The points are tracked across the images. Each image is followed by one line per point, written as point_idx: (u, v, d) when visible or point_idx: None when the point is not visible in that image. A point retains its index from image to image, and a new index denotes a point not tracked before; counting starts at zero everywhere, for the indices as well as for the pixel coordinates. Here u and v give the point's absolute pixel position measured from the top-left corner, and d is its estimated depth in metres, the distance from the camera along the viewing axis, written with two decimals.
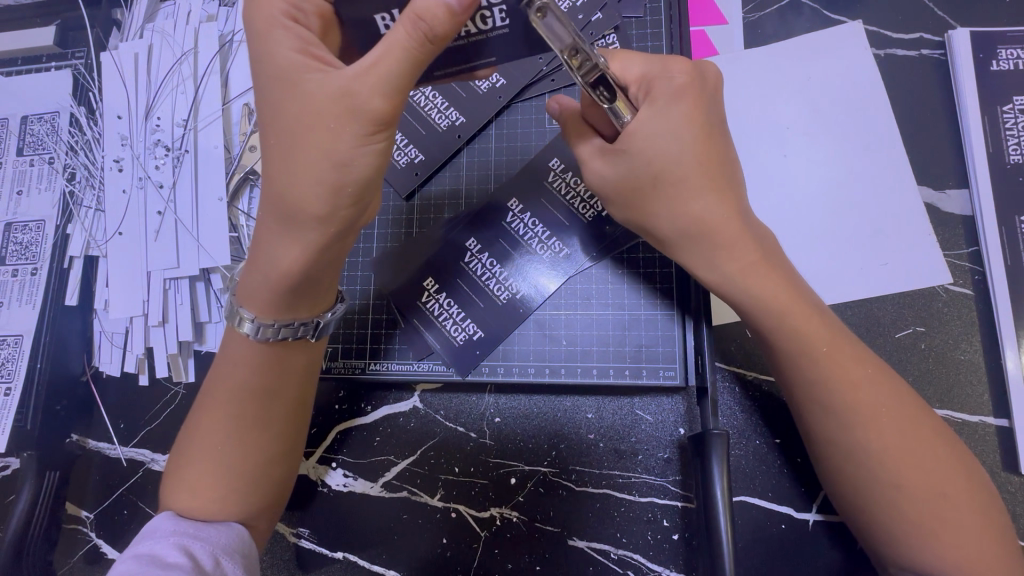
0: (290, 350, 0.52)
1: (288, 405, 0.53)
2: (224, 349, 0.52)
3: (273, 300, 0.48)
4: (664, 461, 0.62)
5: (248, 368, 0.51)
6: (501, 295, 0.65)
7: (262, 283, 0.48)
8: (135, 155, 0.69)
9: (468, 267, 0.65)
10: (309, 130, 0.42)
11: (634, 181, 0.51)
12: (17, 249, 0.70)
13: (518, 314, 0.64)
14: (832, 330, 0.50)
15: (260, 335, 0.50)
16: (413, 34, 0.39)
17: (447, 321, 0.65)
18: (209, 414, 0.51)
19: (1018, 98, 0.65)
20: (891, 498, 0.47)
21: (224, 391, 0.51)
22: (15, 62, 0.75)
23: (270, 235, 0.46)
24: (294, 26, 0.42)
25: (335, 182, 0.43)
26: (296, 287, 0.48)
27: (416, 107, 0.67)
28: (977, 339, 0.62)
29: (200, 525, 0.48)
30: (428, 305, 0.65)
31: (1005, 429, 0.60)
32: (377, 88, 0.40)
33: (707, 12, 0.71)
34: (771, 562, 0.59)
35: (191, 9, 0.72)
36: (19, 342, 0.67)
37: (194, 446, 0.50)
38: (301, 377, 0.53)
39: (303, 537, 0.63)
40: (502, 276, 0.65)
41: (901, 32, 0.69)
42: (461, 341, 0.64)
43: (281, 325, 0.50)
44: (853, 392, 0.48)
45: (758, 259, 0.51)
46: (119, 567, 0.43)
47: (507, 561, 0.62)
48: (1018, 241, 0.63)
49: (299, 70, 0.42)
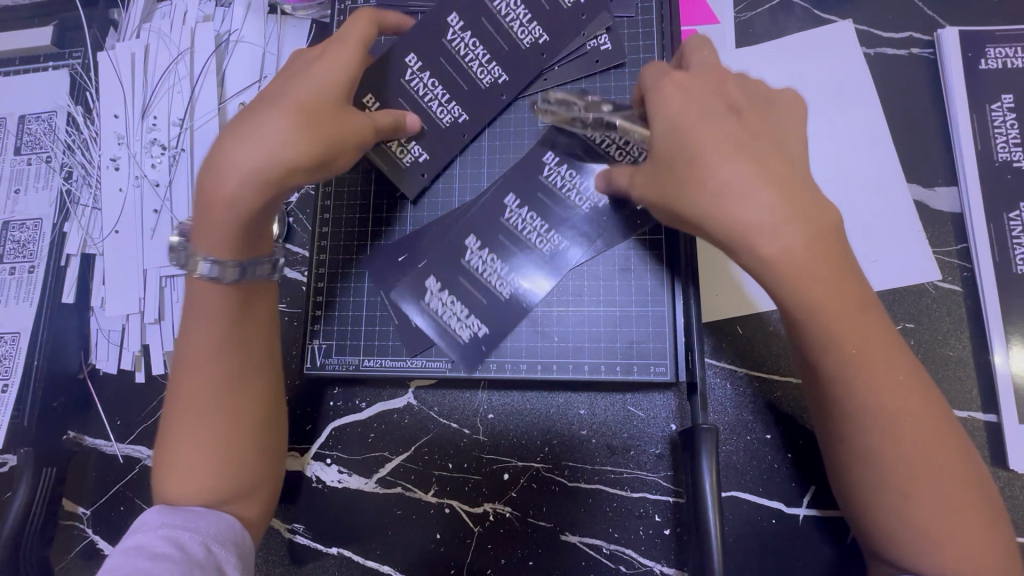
0: (254, 314, 0.52)
1: (265, 372, 0.53)
2: (190, 315, 0.51)
3: (235, 238, 0.48)
4: (656, 456, 0.62)
5: (222, 336, 0.50)
6: (505, 290, 0.63)
7: (224, 223, 0.47)
8: (132, 154, 0.70)
9: (470, 264, 0.63)
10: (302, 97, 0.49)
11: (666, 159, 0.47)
12: (15, 247, 0.71)
13: (519, 309, 0.63)
14: (861, 328, 0.45)
15: (226, 278, 0.49)
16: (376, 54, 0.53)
17: (450, 317, 0.63)
18: (190, 392, 0.50)
19: (1005, 96, 0.66)
20: (899, 505, 0.44)
21: (203, 364, 0.50)
22: (13, 62, 0.76)
23: (221, 166, 0.45)
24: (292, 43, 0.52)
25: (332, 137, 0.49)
26: (252, 225, 0.48)
27: (416, 99, 0.64)
28: (965, 336, 0.63)
29: (189, 515, 0.48)
30: (427, 302, 0.63)
31: (993, 424, 0.61)
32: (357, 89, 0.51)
33: (698, 12, 0.72)
34: (761, 556, 0.60)
35: (187, 9, 0.72)
36: (16, 339, 0.68)
37: (179, 428, 0.50)
38: (268, 352, 0.54)
39: (298, 533, 0.64)
40: (504, 271, 0.63)
41: (891, 31, 0.69)
42: (467, 339, 0.63)
43: (243, 265, 0.49)
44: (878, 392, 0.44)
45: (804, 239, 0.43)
46: (109, 562, 0.44)
47: (500, 556, 0.62)
48: (1006, 238, 0.63)
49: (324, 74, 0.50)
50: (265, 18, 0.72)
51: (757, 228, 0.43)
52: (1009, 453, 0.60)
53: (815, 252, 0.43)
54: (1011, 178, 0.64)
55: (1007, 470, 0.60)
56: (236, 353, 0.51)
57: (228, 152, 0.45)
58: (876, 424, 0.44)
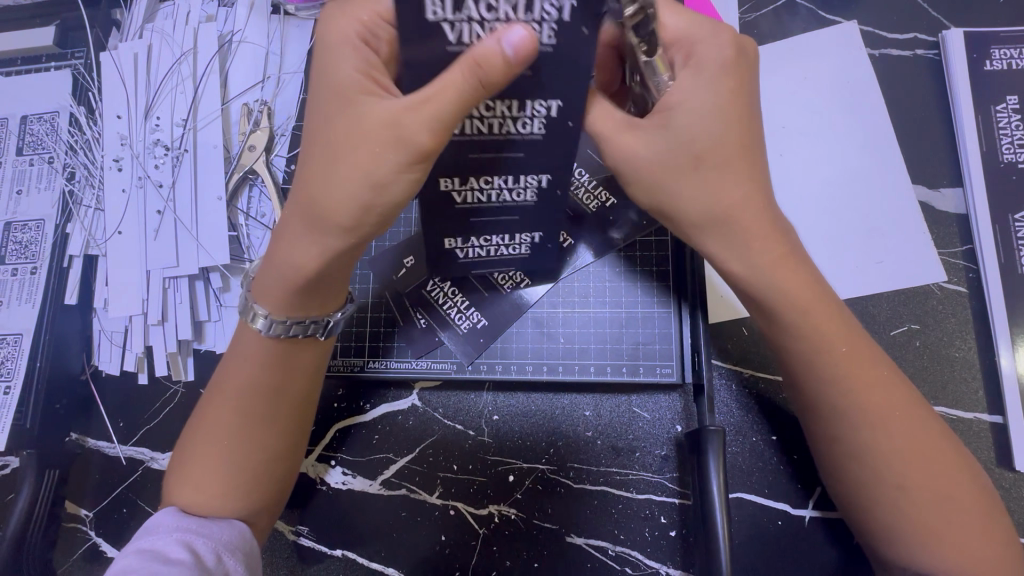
0: (299, 347, 0.52)
1: (298, 396, 0.53)
2: (235, 342, 0.52)
3: (291, 296, 0.48)
4: (661, 458, 0.62)
5: (255, 367, 0.51)
6: (530, 195, 0.46)
7: (277, 280, 0.48)
8: (135, 155, 0.70)
9: (468, 203, 0.46)
10: (353, 146, 0.41)
11: (672, 160, 0.44)
12: (17, 248, 0.70)
13: (558, 197, 0.47)
14: (845, 327, 0.49)
15: (271, 332, 0.50)
16: (470, 78, 0.35)
17: (497, 249, 0.53)
18: (214, 412, 0.51)
19: (1011, 97, 0.66)
20: (898, 502, 0.47)
21: (230, 389, 0.51)
22: (15, 62, 0.75)
23: (291, 233, 0.46)
24: (364, 49, 0.41)
25: (368, 203, 0.42)
26: (315, 288, 0.48)
27: None
28: (971, 337, 0.63)
29: (203, 522, 0.48)
30: (465, 255, 0.53)
31: (999, 425, 0.61)
32: (425, 122, 0.38)
33: (703, 13, 0.71)
34: (767, 558, 0.60)
35: (191, 10, 0.72)
36: (19, 341, 0.67)
37: (195, 443, 0.51)
38: (308, 376, 0.53)
39: (303, 535, 0.63)
40: (511, 182, 0.45)
41: (896, 33, 0.69)
42: (529, 249, 0.54)
43: (293, 322, 0.50)
44: (865, 393, 0.48)
45: (784, 255, 0.47)
46: (121, 563, 0.44)
47: (505, 558, 0.62)
48: (1012, 239, 0.63)
49: (354, 89, 0.40)
50: (268, 18, 0.72)
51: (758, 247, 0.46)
52: (1014, 453, 0.60)
53: (783, 267, 0.47)
54: (1016, 179, 0.64)
55: (1013, 471, 0.60)
56: (265, 380, 0.51)
57: (293, 230, 0.46)
58: (874, 422, 0.47)
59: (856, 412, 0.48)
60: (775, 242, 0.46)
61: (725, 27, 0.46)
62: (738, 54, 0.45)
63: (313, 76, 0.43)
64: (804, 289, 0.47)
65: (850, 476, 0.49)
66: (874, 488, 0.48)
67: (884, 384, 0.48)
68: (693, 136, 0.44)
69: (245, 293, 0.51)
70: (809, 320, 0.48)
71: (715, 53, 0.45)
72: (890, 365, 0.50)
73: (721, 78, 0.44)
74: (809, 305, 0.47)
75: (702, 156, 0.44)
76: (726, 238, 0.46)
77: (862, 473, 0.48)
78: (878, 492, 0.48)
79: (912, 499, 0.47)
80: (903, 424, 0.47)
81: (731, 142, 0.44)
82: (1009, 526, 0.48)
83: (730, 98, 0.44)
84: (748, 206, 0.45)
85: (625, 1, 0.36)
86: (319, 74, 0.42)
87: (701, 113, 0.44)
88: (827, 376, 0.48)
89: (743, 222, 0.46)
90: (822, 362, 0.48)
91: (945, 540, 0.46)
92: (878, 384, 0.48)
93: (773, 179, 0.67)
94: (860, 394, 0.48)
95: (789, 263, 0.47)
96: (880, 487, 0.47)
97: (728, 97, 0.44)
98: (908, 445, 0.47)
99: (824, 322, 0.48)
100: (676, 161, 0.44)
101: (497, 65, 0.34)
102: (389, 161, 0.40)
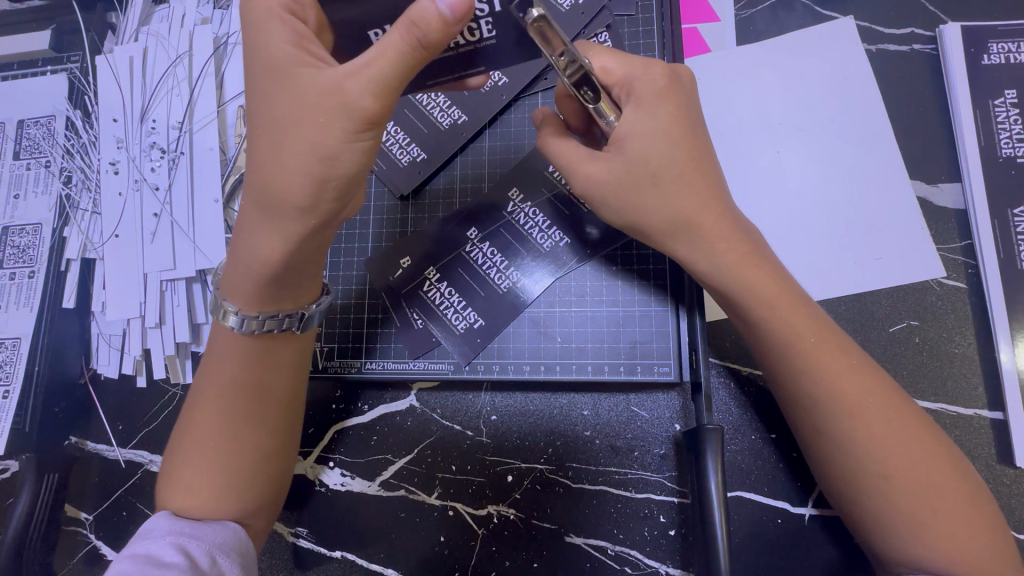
0: (278, 341, 0.52)
1: (286, 393, 0.53)
2: (213, 343, 0.52)
3: (259, 290, 0.48)
4: (660, 457, 0.62)
5: (242, 364, 0.51)
6: None
7: (246, 275, 0.47)
8: (131, 157, 0.70)
9: None
10: (298, 121, 0.42)
11: (628, 177, 0.49)
12: (15, 253, 0.70)
13: None
14: (816, 319, 0.50)
15: (244, 328, 0.50)
16: (406, 38, 0.39)
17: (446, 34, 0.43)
18: (200, 412, 0.51)
19: (1009, 92, 0.65)
20: (885, 493, 0.46)
21: (217, 389, 0.51)
22: (11, 67, 0.76)
23: (250, 223, 0.46)
24: (290, 19, 0.42)
25: (321, 175, 0.42)
26: (282, 278, 0.48)
27: (419, 106, 0.68)
28: (971, 333, 0.62)
29: (196, 524, 0.48)
30: None
31: (1000, 422, 0.60)
32: (368, 87, 0.40)
33: (697, 10, 0.71)
34: (768, 555, 0.59)
35: (185, 13, 0.72)
36: (17, 345, 0.67)
37: (186, 445, 0.51)
38: (290, 372, 0.53)
39: (302, 537, 0.63)
40: None
41: (893, 27, 0.69)
42: (494, 29, 0.43)
43: (265, 316, 0.50)
44: (837, 383, 0.48)
45: (747, 250, 0.50)
46: (117, 567, 0.44)
47: (505, 559, 0.62)
48: (1013, 233, 0.63)
49: (290, 62, 0.42)
50: None
51: (711, 243, 0.50)
52: (1015, 449, 0.59)
53: (742, 258, 0.50)
54: (1016, 174, 0.64)
55: (1013, 467, 0.59)
56: (254, 378, 0.51)
57: (255, 223, 0.46)
58: (845, 410, 0.47)
59: (837, 405, 0.48)
60: (734, 240, 0.50)
61: (655, 61, 0.52)
62: (672, 80, 0.51)
63: (246, 54, 0.44)
64: (768, 284, 0.50)
65: (836, 469, 0.49)
66: (857, 480, 0.47)
67: (852, 369, 0.49)
68: (648, 140, 0.49)
69: (214, 292, 0.51)
70: (777, 314, 0.49)
71: (655, 79, 0.50)
72: (864, 356, 0.50)
73: (668, 96, 0.50)
74: (775, 296, 0.49)
75: (654, 163, 0.49)
76: (684, 238, 0.50)
77: (847, 464, 0.48)
78: (865, 485, 0.47)
79: (899, 489, 0.46)
80: (875, 411, 0.47)
81: (679, 148, 0.49)
82: (1002, 519, 0.47)
83: (671, 119, 0.49)
84: (705, 210, 0.50)
85: (559, 61, 0.43)
86: (249, 53, 0.44)
87: (648, 124, 0.49)
88: (802, 366, 0.49)
89: (702, 222, 0.50)
90: (791, 350, 0.49)
91: (938, 529, 0.45)
92: (849, 369, 0.48)
93: (770, 176, 0.67)
94: (831, 382, 0.48)
95: (755, 265, 0.50)
96: (865, 478, 0.47)
97: (670, 117, 0.49)
98: (884, 431, 0.47)
99: (791, 311, 0.49)
100: (634, 181, 0.49)
101: (433, 22, 0.38)
102: (336, 129, 0.41)
